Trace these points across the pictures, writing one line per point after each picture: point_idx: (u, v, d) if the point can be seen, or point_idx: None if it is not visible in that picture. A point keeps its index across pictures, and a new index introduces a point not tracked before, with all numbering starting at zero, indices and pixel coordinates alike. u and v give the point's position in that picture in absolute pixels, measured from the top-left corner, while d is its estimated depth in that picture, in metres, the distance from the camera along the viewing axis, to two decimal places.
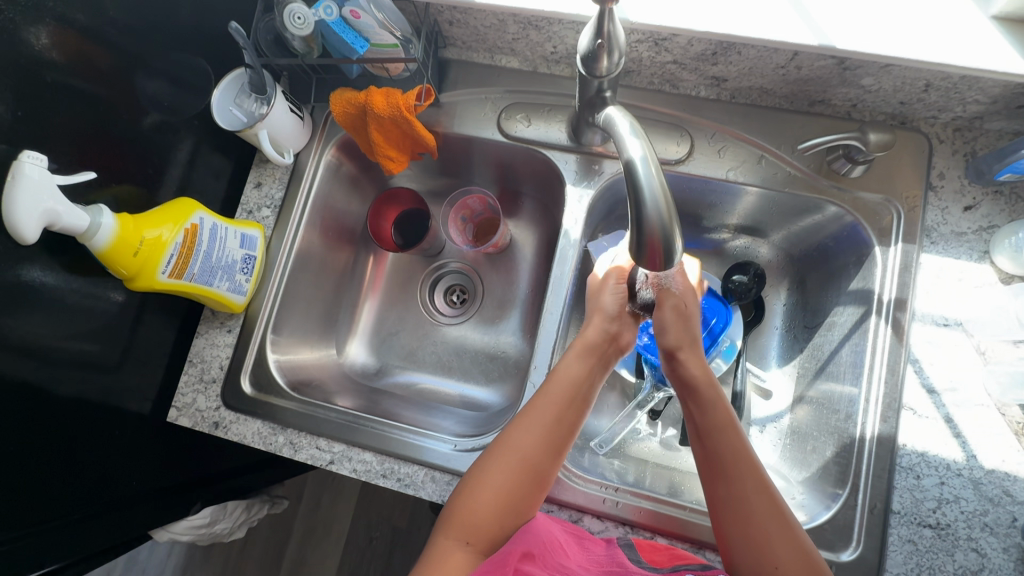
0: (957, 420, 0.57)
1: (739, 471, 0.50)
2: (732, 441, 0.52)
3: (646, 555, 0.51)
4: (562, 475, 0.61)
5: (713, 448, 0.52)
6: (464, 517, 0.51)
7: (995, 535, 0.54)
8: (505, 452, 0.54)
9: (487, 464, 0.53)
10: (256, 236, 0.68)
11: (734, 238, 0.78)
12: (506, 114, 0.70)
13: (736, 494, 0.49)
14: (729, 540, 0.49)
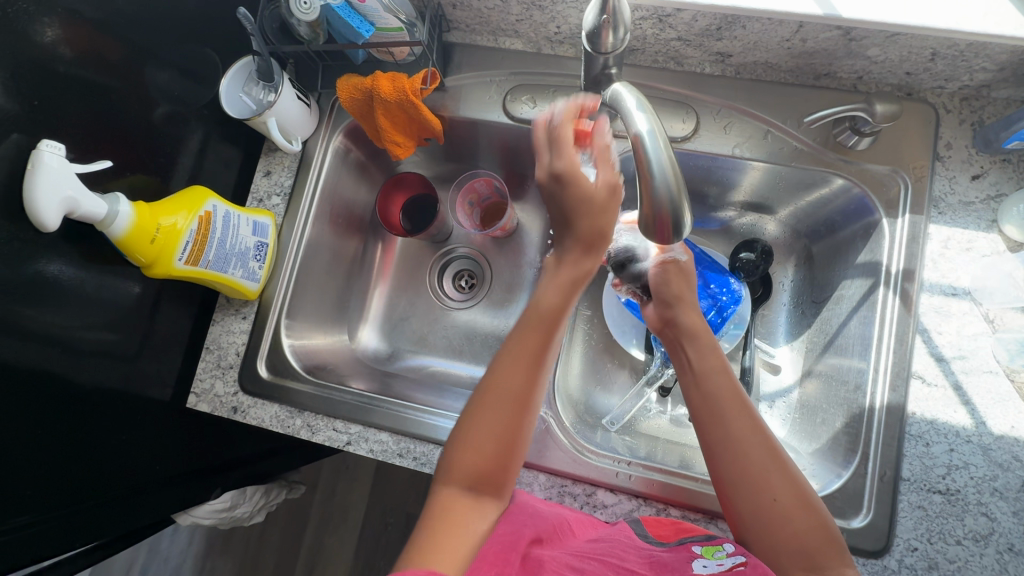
0: (965, 388, 0.57)
1: (733, 410, 0.52)
2: (724, 384, 0.54)
3: (652, 530, 0.53)
4: (575, 450, 0.62)
5: (707, 393, 0.53)
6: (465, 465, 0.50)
7: (1005, 500, 0.55)
8: (498, 397, 0.52)
9: (479, 407, 0.51)
10: (268, 223, 0.69)
11: (740, 216, 0.79)
12: (511, 96, 0.70)
13: (732, 433, 0.51)
14: (728, 479, 0.50)
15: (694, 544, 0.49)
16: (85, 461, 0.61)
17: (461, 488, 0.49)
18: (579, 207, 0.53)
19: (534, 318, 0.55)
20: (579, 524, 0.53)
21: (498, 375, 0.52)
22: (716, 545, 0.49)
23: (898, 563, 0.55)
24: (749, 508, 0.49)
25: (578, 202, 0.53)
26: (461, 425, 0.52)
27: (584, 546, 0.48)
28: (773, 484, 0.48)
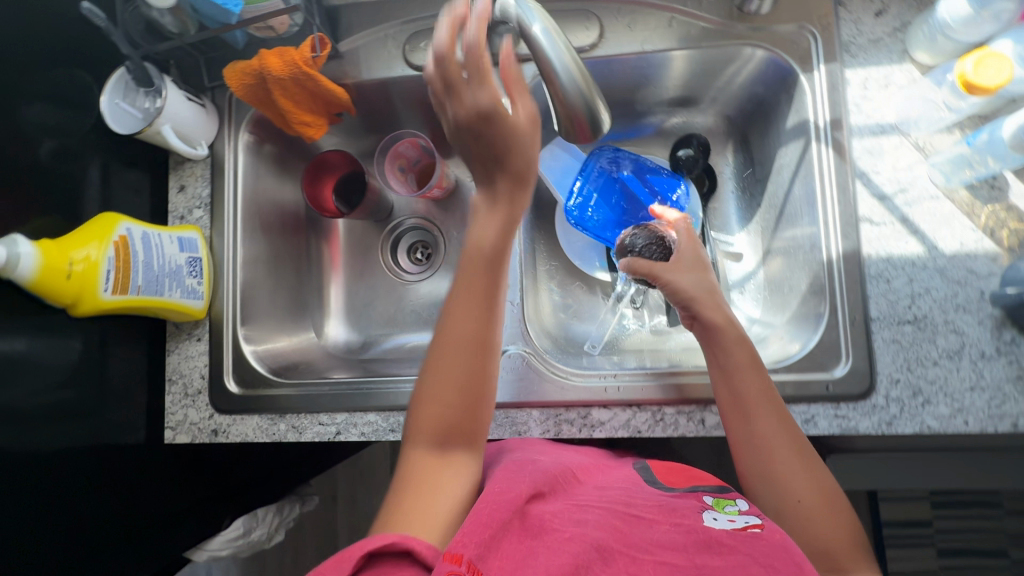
0: (912, 218, 0.59)
1: (766, 412, 0.53)
2: (750, 383, 0.54)
3: (663, 476, 0.57)
4: (563, 378, 0.62)
5: (741, 392, 0.54)
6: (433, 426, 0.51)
7: (969, 313, 0.57)
8: (455, 325, 0.54)
9: (443, 375, 0.52)
10: (195, 237, 0.66)
11: (670, 116, 0.78)
12: (410, 46, 0.67)
13: (766, 433, 0.53)
14: (765, 472, 0.53)
15: (705, 496, 0.53)
16: (76, 527, 0.59)
17: (434, 453, 0.50)
18: (506, 145, 0.51)
19: (476, 254, 0.55)
20: (583, 474, 0.54)
21: (459, 341, 0.53)
22: (730, 499, 0.52)
23: (884, 397, 0.57)
24: (779, 500, 0.53)
25: (515, 145, 0.51)
26: (425, 388, 0.53)
27: (590, 502, 0.49)
28: (798, 487, 0.52)
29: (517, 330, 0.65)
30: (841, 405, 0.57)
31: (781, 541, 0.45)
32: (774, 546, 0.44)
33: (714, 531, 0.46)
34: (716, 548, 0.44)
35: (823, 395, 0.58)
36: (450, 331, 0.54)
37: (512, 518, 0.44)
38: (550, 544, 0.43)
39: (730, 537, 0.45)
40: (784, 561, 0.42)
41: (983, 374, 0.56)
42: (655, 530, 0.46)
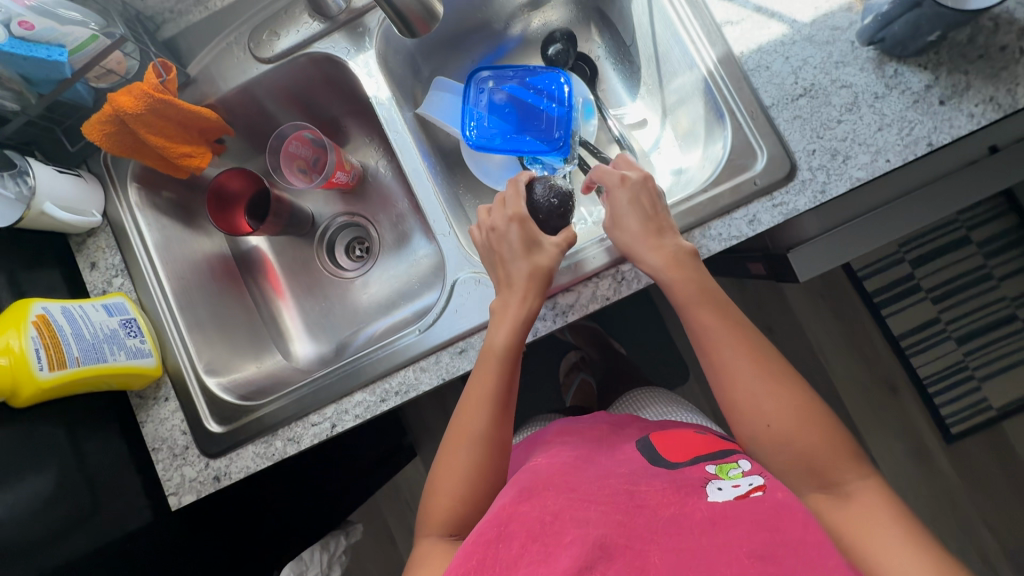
0: (764, 5, 0.61)
1: (734, 356, 0.56)
2: (733, 354, 0.56)
3: (669, 453, 0.61)
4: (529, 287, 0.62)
5: (697, 320, 0.58)
6: (455, 450, 0.58)
7: (849, 65, 0.59)
8: (475, 397, 0.58)
9: (467, 427, 0.58)
10: (122, 301, 0.65)
11: (529, 24, 0.80)
12: (253, 41, 0.68)
13: (744, 395, 0.55)
14: (744, 422, 0.55)
15: (707, 465, 0.58)
16: None
17: (459, 479, 0.57)
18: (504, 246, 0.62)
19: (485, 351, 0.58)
20: (586, 469, 0.59)
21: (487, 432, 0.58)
22: (732, 463, 0.57)
23: (808, 169, 0.58)
24: (765, 445, 0.54)
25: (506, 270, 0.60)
26: (455, 431, 0.59)
27: (590, 498, 0.53)
28: (805, 440, 0.53)
29: (460, 257, 0.65)
30: (774, 194, 0.59)
31: (790, 505, 0.48)
32: (785, 515, 0.47)
33: (719, 504, 0.50)
34: (725, 521, 0.48)
35: (754, 191, 0.59)
36: (471, 400, 0.58)
37: (511, 530, 0.49)
38: (552, 549, 0.47)
39: (736, 506, 0.49)
40: (794, 527, 0.46)
41: (884, 111, 0.58)
42: (657, 513, 0.50)
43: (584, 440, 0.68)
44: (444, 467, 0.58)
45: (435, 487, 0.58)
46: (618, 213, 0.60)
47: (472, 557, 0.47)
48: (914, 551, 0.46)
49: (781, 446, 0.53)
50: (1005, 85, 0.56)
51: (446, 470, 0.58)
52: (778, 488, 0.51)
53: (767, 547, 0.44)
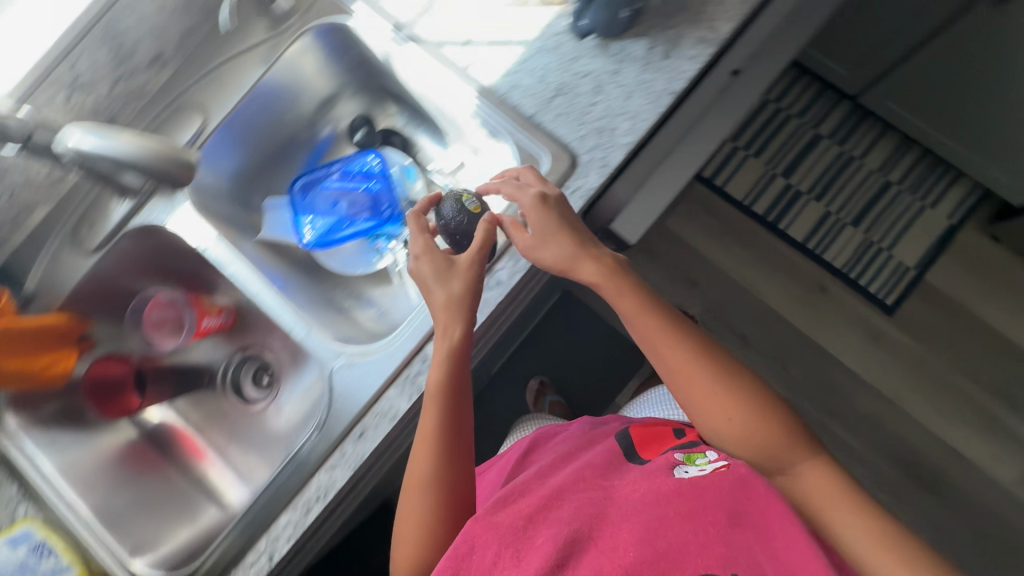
0: (494, 38, 0.69)
1: (674, 356, 0.59)
2: (673, 360, 0.59)
3: (643, 450, 0.64)
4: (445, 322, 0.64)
5: (644, 332, 0.60)
6: (416, 496, 0.57)
7: (581, 57, 0.68)
8: (422, 450, 0.57)
9: (417, 471, 0.58)
10: (28, 527, 0.65)
11: (334, 122, 0.87)
12: (80, 240, 0.76)
13: (701, 390, 0.58)
14: (694, 408, 0.58)
15: (677, 453, 0.59)
16: None
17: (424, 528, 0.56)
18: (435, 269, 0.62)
19: (429, 431, 0.57)
20: (556, 474, 0.61)
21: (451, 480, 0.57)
22: (699, 453, 0.58)
23: (586, 153, 0.66)
24: (716, 431, 0.58)
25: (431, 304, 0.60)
26: (410, 480, 0.58)
27: (565, 498, 0.54)
28: (745, 420, 0.56)
29: (330, 349, 0.68)
30: (569, 183, 0.65)
31: (748, 475, 0.51)
32: (746, 488, 0.50)
33: (685, 478, 0.52)
34: (683, 497, 0.50)
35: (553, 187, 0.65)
36: (426, 451, 0.57)
37: (482, 541, 0.49)
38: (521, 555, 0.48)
39: (699, 481, 0.52)
40: (750, 498, 0.49)
41: (624, 82, 0.66)
42: (628, 499, 0.53)
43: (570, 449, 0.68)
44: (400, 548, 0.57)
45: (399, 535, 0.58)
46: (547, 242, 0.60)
47: None
48: (859, 519, 0.50)
49: (728, 429, 0.57)
50: (705, 26, 0.66)
51: (407, 518, 0.57)
52: (742, 462, 0.53)
53: (723, 519, 0.48)
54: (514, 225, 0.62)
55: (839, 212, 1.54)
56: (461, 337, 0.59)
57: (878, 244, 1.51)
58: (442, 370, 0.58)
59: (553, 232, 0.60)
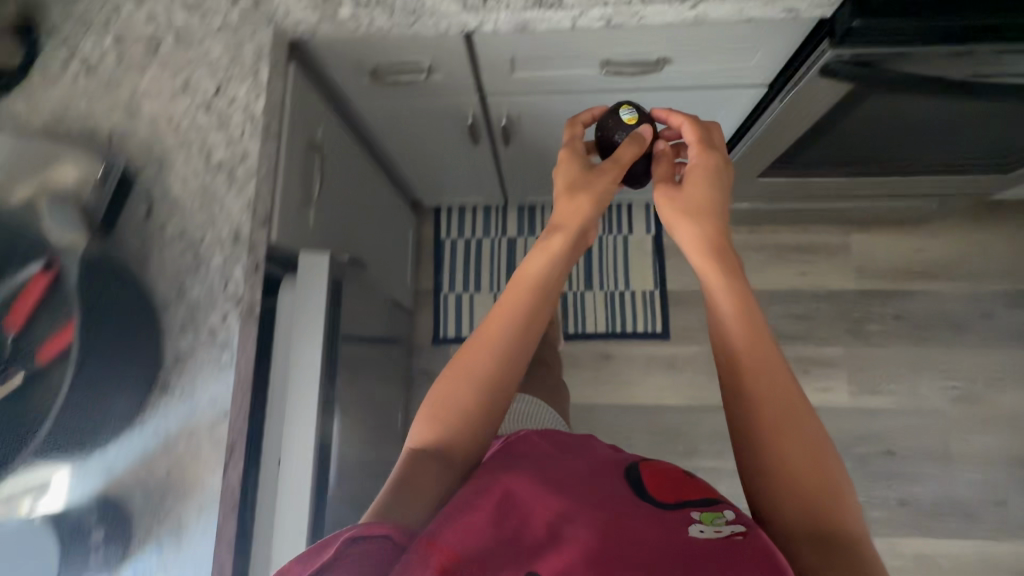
0: None
1: (783, 397, 0.49)
2: (749, 318, 0.52)
3: (661, 492, 0.51)
4: (477, 374, 0.56)
5: (708, 258, 0.55)
6: (431, 424, 0.55)
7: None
8: (534, 308, 0.58)
9: (511, 355, 0.57)
10: None
11: None
12: None
13: (765, 386, 0.50)
14: (772, 436, 0.48)
15: (689, 509, 0.48)
16: None
17: (485, 403, 0.56)
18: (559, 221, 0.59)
19: (533, 280, 0.58)
20: (607, 486, 0.53)
21: (504, 404, 0.57)
22: (717, 512, 0.48)
23: None
24: (782, 445, 0.48)
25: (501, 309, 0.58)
26: (476, 356, 0.56)
27: (647, 538, 0.44)
28: (851, 501, 0.46)
29: None
30: None
31: (760, 543, 0.42)
32: (744, 561, 0.41)
33: (697, 541, 0.44)
34: (697, 556, 0.42)
35: None
36: (510, 325, 0.57)
37: (479, 510, 0.46)
38: (557, 539, 0.44)
39: (712, 548, 0.43)
40: (765, 571, 0.40)
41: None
42: (631, 531, 0.45)
43: (567, 450, 0.61)
44: (449, 398, 0.56)
45: (442, 408, 0.56)
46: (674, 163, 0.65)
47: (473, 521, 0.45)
48: None
49: (789, 440, 0.48)
50: (198, 490, 0.62)
51: (487, 419, 0.56)
52: (759, 534, 0.44)
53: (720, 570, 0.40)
54: (618, 157, 0.63)
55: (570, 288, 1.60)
56: (588, 220, 0.59)
57: (615, 291, 1.58)
58: (589, 211, 0.60)
59: (602, 172, 0.62)
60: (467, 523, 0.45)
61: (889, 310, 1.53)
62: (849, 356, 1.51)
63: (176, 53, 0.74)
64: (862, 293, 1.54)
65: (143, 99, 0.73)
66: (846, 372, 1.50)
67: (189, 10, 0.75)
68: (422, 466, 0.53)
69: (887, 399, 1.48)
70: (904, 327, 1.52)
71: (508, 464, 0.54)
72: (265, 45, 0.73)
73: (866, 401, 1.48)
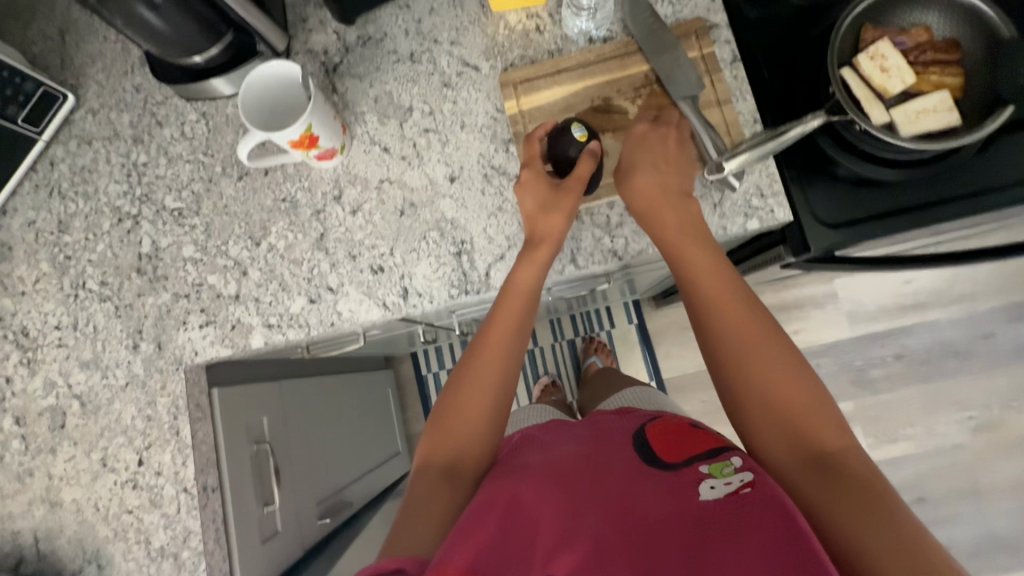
0: None
1: (755, 355, 0.56)
2: (706, 265, 0.59)
3: (662, 453, 0.60)
4: (490, 358, 0.63)
5: (685, 234, 0.59)
6: (448, 436, 0.61)
7: None
8: (518, 320, 0.63)
9: (500, 372, 0.63)
10: None
11: None
12: None
13: (756, 351, 0.57)
14: (746, 370, 0.56)
15: (701, 465, 0.56)
16: None
17: (490, 422, 0.62)
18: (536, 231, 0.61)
19: (522, 295, 0.62)
20: (613, 462, 0.60)
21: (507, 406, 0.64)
22: (724, 461, 0.55)
23: None
24: (775, 394, 0.54)
25: (498, 351, 0.63)
26: (480, 376, 0.63)
27: (676, 512, 0.51)
28: (804, 398, 0.54)
29: None
30: None
31: (765, 491, 0.47)
32: (757, 509, 0.46)
33: (709, 505, 0.50)
34: (710, 523, 0.49)
35: None
36: (505, 339, 0.64)
37: (498, 514, 0.52)
38: (568, 538, 0.50)
39: (724, 509, 0.49)
40: (771, 516, 0.45)
41: None
42: (652, 514, 0.52)
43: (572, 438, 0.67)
44: (456, 399, 0.63)
45: (450, 424, 0.62)
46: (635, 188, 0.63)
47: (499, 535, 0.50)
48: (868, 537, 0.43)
49: (763, 382, 0.55)
50: None
51: (493, 420, 0.62)
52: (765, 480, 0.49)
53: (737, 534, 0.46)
54: (575, 176, 0.59)
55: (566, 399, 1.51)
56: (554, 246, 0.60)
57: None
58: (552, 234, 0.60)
59: (566, 192, 0.59)
60: (479, 536, 0.49)
61: (889, 351, 1.45)
62: (860, 409, 1.44)
63: (85, 424, 0.67)
64: (858, 339, 1.46)
65: (61, 485, 0.66)
66: (862, 425, 1.44)
67: (88, 369, 0.68)
68: (432, 485, 0.58)
69: (906, 445, 1.42)
70: (908, 364, 1.45)
71: (519, 470, 0.59)
72: (179, 394, 0.66)
73: (886, 451, 1.42)
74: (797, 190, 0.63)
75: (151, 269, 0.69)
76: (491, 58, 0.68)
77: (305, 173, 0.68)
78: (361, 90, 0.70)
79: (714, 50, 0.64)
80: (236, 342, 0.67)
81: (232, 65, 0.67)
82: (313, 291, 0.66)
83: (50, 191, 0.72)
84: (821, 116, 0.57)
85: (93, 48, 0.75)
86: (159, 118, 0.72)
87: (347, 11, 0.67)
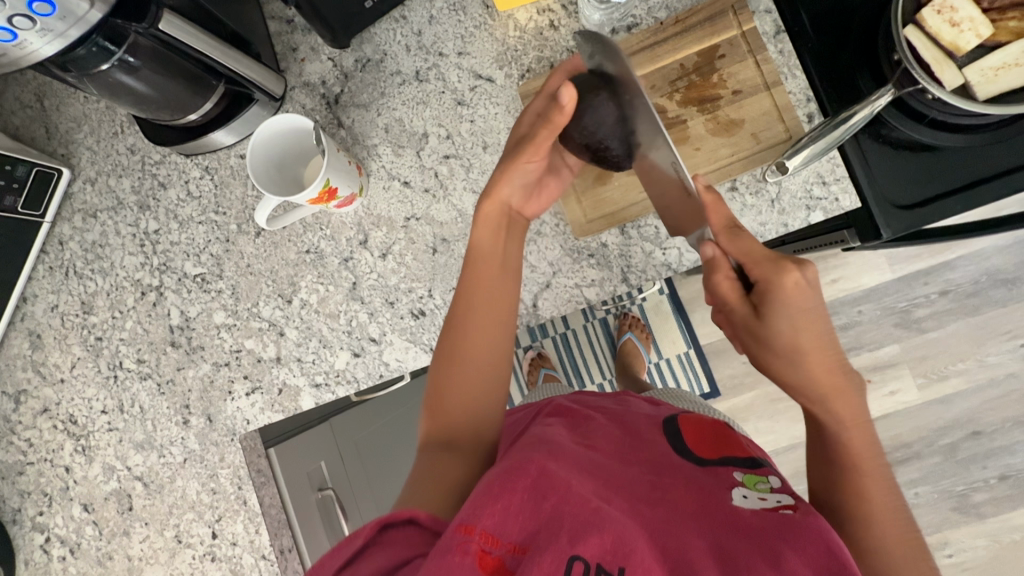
0: None
1: (879, 509, 0.52)
2: (810, 354, 0.50)
3: (695, 444, 0.58)
4: (477, 316, 0.56)
5: (819, 384, 0.51)
6: (450, 402, 0.55)
7: None
8: (499, 283, 0.56)
9: (489, 353, 0.56)
10: None
11: None
12: None
13: (872, 483, 0.53)
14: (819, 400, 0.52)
15: (734, 470, 0.55)
16: None
17: (481, 395, 0.55)
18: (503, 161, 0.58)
19: (493, 258, 0.56)
20: (647, 448, 0.57)
21: (501, 364, 0.57)
22: (761, 476, 0.55)
23: None
24: (889, 550, 0.51)
25: (478, 298, 0.56)
26: (471, 340, 0.55)
27: (705, 513, 0.49)
28: (863, 447, 0.52)
29: None
30: None
31: (814, 523, 0.46)
32: (806, 533, 0.45)
33: (748, 511, 0.49)
34: (749, 527, 0.47)
35: None
36: (491, 303, 0.56)
37: (535, 472, 0.47)
38: (600, 518, 0.45)
39: (762, 517, 0.48)
40: (818, 547, 0.44)
41: None
42: (682, 503, 0.50)
43: (599, 412, 0.63)
44: (453, 376, 0.55)
45: (440, 400, 0.55)
46: (694, 236, 0.52)
47: (537, 505, 0.45)
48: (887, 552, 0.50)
49: (841, 412, 0.52)
50: None
51: (482, 397, 0.55)
52: (807, 509, 0.49)
53: (775, 547, 0.45)
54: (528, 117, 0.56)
55: (602, 380, 1.47)
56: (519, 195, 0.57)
57: (649, 364, 1.42)
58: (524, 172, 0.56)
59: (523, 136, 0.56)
60: (506, 502, 0.44)
61: (934, 288, 1.30)
62: (905, 352, 1.32)
63: (152, 503, 0.67)
64: (901, 280, 1.30)
65: (142, 565, 0.67)
66: (909, 365, 1.32)
67: (143, 450, 0.67)
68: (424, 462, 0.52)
69: (957, 381, 1.31)
70: (955, 300, 1.29)
71: (551, 442, 0.54)
72: (239, 464, 0.65)
73: (936, 390, 1.32)
74: (864, 173, 0.57)
75: (186, 341, 0.66)
76: (505, 66, 0.62)
77: (324, 220, 0.64)
78: (369, 121, 0.64)
79: (755, 24, 0.57)
80: (287, 406, 0.65)
81: (227, 117, 0.62)
82: (355, 344, 0.63)
83: (65, 272, 0.69)
84: (890, 92, 0.51)
85: (76, 111, 0.69)
86: (161, 179, 0.68)
87: (340, 36, 0.60)
